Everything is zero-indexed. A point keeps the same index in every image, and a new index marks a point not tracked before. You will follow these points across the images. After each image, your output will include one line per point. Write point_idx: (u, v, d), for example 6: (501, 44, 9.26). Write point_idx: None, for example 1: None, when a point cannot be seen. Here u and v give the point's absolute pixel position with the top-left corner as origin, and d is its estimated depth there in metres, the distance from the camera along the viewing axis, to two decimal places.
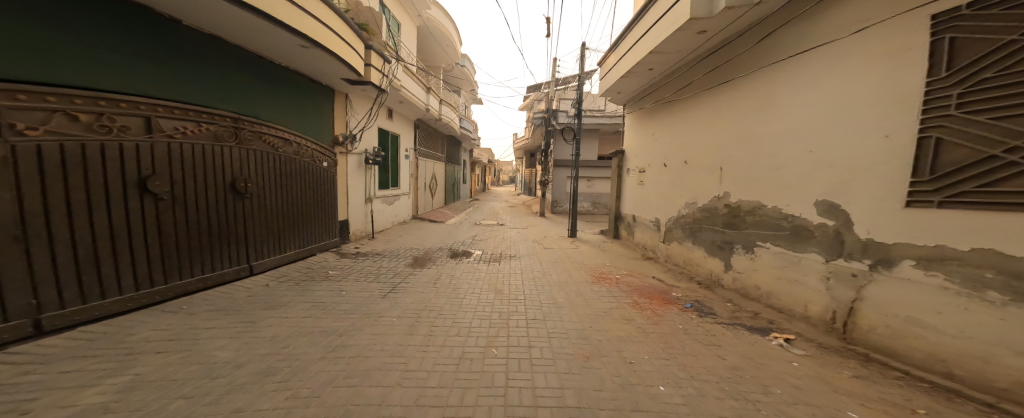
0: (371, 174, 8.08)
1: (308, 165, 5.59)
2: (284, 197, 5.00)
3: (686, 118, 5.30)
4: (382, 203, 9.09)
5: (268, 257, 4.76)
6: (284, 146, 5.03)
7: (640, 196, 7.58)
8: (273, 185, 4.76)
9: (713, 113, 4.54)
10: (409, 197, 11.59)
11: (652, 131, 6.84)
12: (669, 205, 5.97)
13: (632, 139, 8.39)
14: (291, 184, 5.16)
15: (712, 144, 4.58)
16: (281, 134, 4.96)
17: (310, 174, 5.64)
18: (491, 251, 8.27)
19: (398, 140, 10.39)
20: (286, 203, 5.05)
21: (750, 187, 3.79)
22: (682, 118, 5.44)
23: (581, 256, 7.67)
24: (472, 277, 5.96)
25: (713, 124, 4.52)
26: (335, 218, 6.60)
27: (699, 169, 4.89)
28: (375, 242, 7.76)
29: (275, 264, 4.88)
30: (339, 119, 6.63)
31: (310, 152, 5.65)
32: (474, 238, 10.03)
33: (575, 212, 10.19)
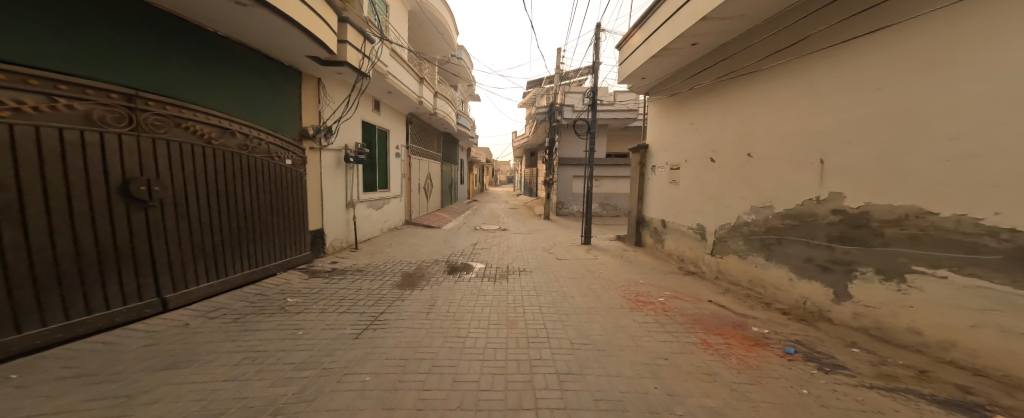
0: (353, 174, 6.81)
1: (262, 162, 4.33)
2: (222, 204, 3.74)
3: (753, 98, 4.10)
4: (368, 207, 7.81)
5: (196, 285, 3.49)
6: (223, 137, 3.78)
7: (672, 197, 6.40)
8: (201, 189, 3.50)
9: (807, 87, 3.34)
10: (401, 199, 10.31)
11: (691, 120, 5.65)
12: (719, 209, 4.78)
13: (657, 132, 7.21)
14: (235, 187, 3.91)
15: (803, 129, 3.37)
16: (217, 121, 3.70)
17: (265, 174, 4.38)
18: (495, 264, 7.03)
19: (387, 136, 9.12)
20: (225, 212, 3.78)
21: (896, 185, 2.59)
22: (746, 100, 4.25)
23: (603, 269, 6.44)
24: (475, 303, 4.71)
25: (809, 102, 3.32)
26: (304, 228, 5.32)
27: (776, 162, 3.70)
28: (357, 255, 6.50)
29: (208, 293, 3.60)
30: (309, 108, 5.37)
31: (266, 146, 4.40)
32: (474, 246, 8.77)
33: (589, 215, 8.97)
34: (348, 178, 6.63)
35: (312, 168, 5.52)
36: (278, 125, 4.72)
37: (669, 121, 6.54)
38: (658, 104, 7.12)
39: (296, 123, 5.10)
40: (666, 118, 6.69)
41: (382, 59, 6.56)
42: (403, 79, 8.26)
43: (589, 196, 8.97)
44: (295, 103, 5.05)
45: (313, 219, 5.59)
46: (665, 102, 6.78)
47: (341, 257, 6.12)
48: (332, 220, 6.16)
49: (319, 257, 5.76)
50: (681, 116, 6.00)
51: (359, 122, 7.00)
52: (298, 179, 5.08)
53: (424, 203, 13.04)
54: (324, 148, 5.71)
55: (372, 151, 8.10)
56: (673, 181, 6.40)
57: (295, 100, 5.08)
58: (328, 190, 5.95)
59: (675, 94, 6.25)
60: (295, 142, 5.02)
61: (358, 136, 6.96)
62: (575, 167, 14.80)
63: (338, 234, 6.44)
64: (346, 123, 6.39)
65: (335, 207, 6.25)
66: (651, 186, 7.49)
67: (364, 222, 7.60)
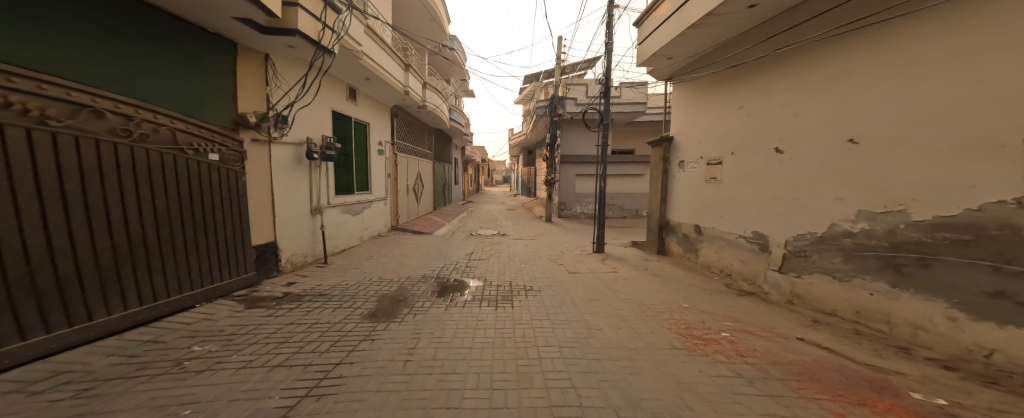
0: (322, 174, 5.56)
1: (158, 155, 3.05)
2: (71, 211, 2.47)
3: (861, 64, 2.96)
4: (342, 213, 6.53)
5: (18, 342, 2.23)
6: (77, 116, 2.53)
7: (710, 199, 5.22)
8: (23, 191, 2.24)
9: (995, 35, 2.20)
10: (385, 203, 9.03)
11: (739, 103, 4.49)
12: (788, 215, 3.62)
13: (687, 123, 6.02)
14: (102, 188, 2.64)
15: (988, 95, 2.22)
16: (63, 91, 2.45)
17: (164, 170, 3.09)
18: (495, 282, 5.80)
19: (367, 129, 7.86)
20: (79, 226, 2.51)
21: None
22: (845, 67, 3.09)
23: (629, 286, 5.26)
24: (469, 345, 3.46)
25: (1001, 56, 2.17)
26: (243, 241, 4.01)
27: (920, 146, 2.54)
28: (325, 272, 5.23)
29: (44, 352, 2.34)
30: (250, 88, 4.13)
31: (164, 132, 3.12)
32: (470, 257, 7.55)
33: (601, 219, 7.78)
34: (314, 178, 5.36)
35: (258, 164, 4.27)
36: (192, 107, 3.45)
37: (705, 108, 5.36)
38: (688, 91, 5.94)
39: (228, 107, 3.85)
40: (700, 105, 5.50)
41: (352, 35, 5.31)
42: (383, 65, 7.03)
43: (601, 197, 7.77)
44: (223, 81, 3.80)
45: (260, 230, 4.32)
46: (697, 87, 5.61)
47: (302, 276, 4.83)
48: (291, 231, 4.88)
49: (270, 278, 4.47)
50: (724, 98, 4.83)
51: (327, 110, 5.76)
52: (228, 179, 3.78)
53: (414, 206, 11.75)
54: (275, 141, 4.48)
55: (347, 147, 6.83)
56: (711, 179, 5.24)
57: (225, 78, 3.84)
58: (285, 192, 4.69)
59: (713, 76, 5.10)
60: (222, 129, 3.72)
61: (327, 127, 5.72)
62: (578, 165, 13.66)
63: (301, 247, 5.15)
64: (307, 110, 5.14)
65: (297, 214, 4.98)
66: (678, 187, 6.31)
67: (337, 230, 6.32)
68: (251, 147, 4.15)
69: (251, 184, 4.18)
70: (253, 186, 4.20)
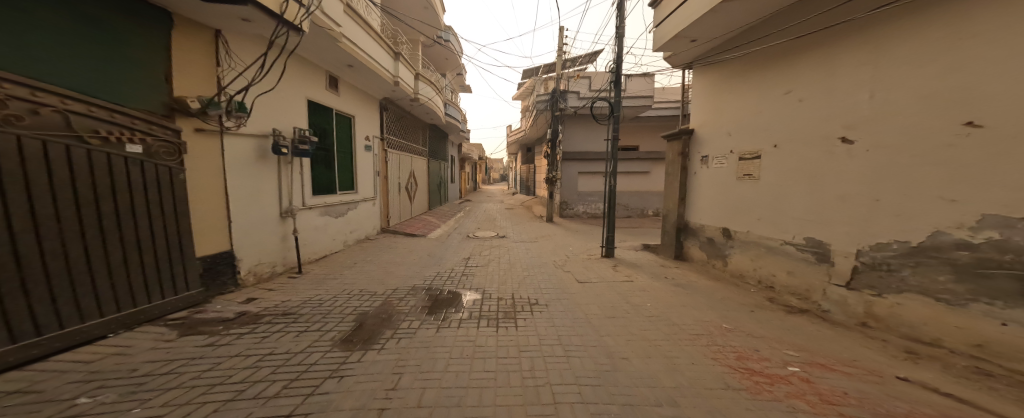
0: (296, 172, 4.81)
1: (38, 142, 2.28)
2: None
3: (989, 26, 2.27)
4: (322, 214, 5.79)
5: None
6: None
7: (744, 199, 4.52)
8: None
9: None
10: (374, 203, 8.28)
11: (786, 87, 3.80)
12: (864, 218, 2.93)
13: (712, 114, 5.31)
14: None
15: None
16: None
17: (49, 163, 2.33)
18: (496, 295, 5.08)
19: (352, 122, 7.10)
20: None
21: None
22: (961, 31, 2.40)
23: (652, 299, 4.56)
24: (465, 384, 2.72)
25: None
26: (183, 251, 3.25)
27: None
28: (298, 283, 4.48)
29: None
30: (192, 65, 3.37)
31: (49, 113, 2.35)
32: (467, 264, 6.83)
33: (611, 220, 7.05)
34: (285, 175, 4.60)
35: (206, 156, 3.52)
36: (99, 84, 2.68)
37: (737, 96, 4.67)
38: (713, 79, 5.25)
39: (159, 88, 3.10)
40: (731, 93, 4.81)
41: (329, 12, 4.57)
42: (369, 50, 6.28)
43: (611, 196, 7.04)
44: (153, 56, 3.05)
45: (210, 238, 3.57)
46: (726, 73, 4.91)
47: (268, 290, 4.06)
48: (255, 237, 4.13)
49: (225, 293, 3.71)
50: (765, 83, 4.13)
51: (301, 97, 4.99)
52: (158, 175, 3.02)
53: (407, 206, 10.98)
54: (228, 132, 3.71)
55: (328, 142, 6.08)
56: (743, 177, 4.55)
57: (156, 53, 3.08)
58: (245, 191, 3.94)
59: (749, 60, 4.41)
60: (147, 115, 2.97)
61: (300, 117, 4.97)
62: (581, 163, 12.97)
63: (269, 256, 4.40)
64: (272, 96, 4.37)
65: (263, 217, 4.23)
66: (701, 185, 5.61)
67: (315, 234, 5.55)
68: (193, 137, 3.39)
69: (197, 181, 3.42)
70: (199, 183, 3.44)
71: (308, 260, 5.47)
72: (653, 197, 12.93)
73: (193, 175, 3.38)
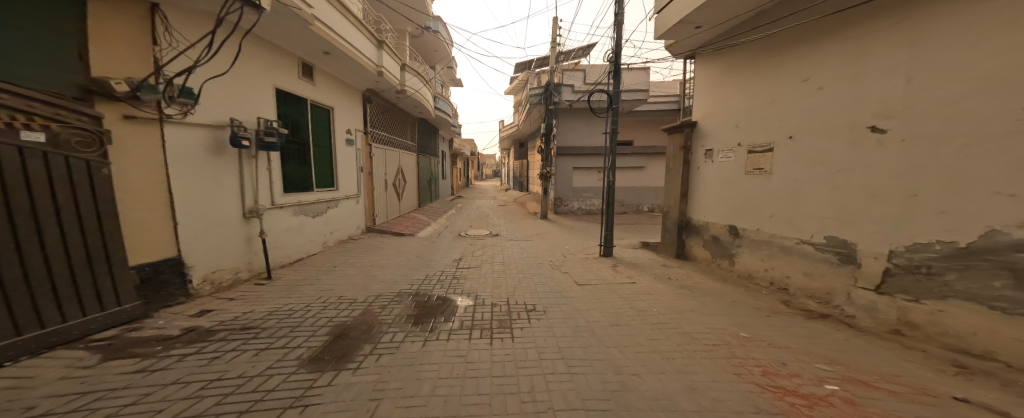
0: (262, 167, 4.37)
1: None
2: None
3: None
4: (297, 215, 5.36)
5: None
6: None
7: (754, 196, 4.22)
8: None
9: None
10: (357, 201, 7.82)
11: (805, 74, 3.48)
12: (900, 216, 2.64)
13: (716, 106, 4.99)
14: None
15: None
16: None
17: None
18: (488, 302, 4.75)
19: (330, 115, 6.63)
20: None
21: None
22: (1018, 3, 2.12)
23: (656, 303, 4.24)
24: (455, 411, 2.35)
25: None
26: (112, 260, 2.81)
27: None
28: (265, 291, 4.05)
29: None
30: (117, 41, 2.92)
31: None
32: (458, 266, 6.44)
33: (609, 219, 6.74)
34: (248, 171, 4.14)
35: (141, 148, 3.05)
36: None
37: (746, 85, 4.36)
38: (718, 68, 4.91)
39: (70, 67, 2.67)
40: (739, 83, 4.48)
41: None
42: (347, 36, 5.77)
43: (609, 193, 6.71)
44: (61, 29, 2.61)
45: (149, 242, 3.12)
46: (733, 61, 4.58)
47: (227, 301, 3.63)
48: (210, 240, 3.67)
49: (172, 306, 3.26)
50: (777, 70, 3.84)
51: (264, 84, 4.53)
52: (71, 170, 2.58)
53: (395, 204, 10.52)
54: (169, 121, 3.25)
55: (303, 136, 5.60)
56: (752, 171, 4.25)
57: (65, 25, 2.64)
58: (195, 189, 3.48)
59: (761, 45, 4.07)
60: (53, 98, 2.54)
61: (265, 106, 4.49)
62: (574, 158, 12.70)
63: (230, 261, 3.94)
64: (229, 82, 3.90)
65: (219, 218, 3.78)
66: (705, 181, 5.31)
67: (286, 236, 5.09)
68: (121, 125, 2.93)
69: (128, 177, 2.96)
70: (132, 179, 2.99)
71: (280, 264, 5.01)
72: (648, 193, 12.69)
73: (121, 169, 2.91)
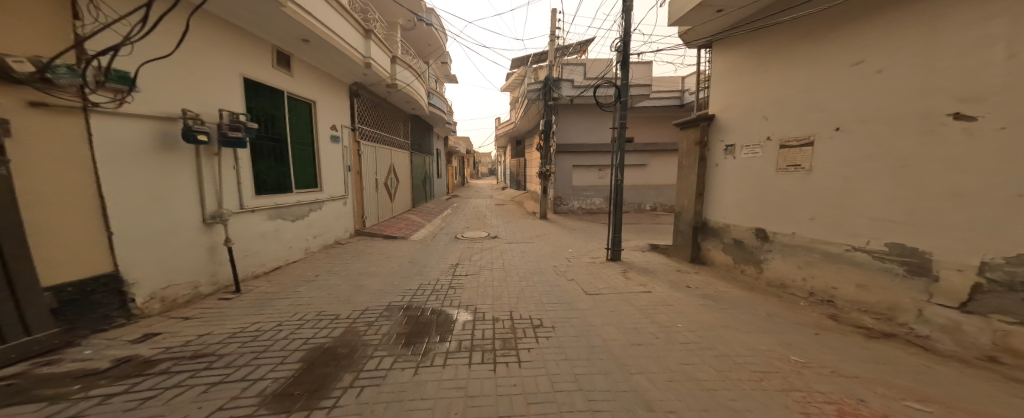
0: (227, 166, 3.88)
1: None
2: None
3: None
4: (272, 219, 4.79)
5: None
6: None
7: (781, 196, 3.75)
8: None
9: None
10: (344, 202, 7.25)
11: (858, 57, 3.00)
12: (1000, 222, 2.21)
13: (734, 97, 4.50)
14: None
15: None
16: None
17: None
18: (489, 317, 4.24)
19: (311, 110, 6.07)
20: None
21: None
22: None
23: (679, 316, 3.75)
24: None
25: None
26: (14, 280, 2.25)
27: None
28: (229, 308, 3.51)
29: None
30: (22, 8, 2.33)
31: None
32: (454, 274, 5.90)
33: (617, 220, 6.24)
34: (208, 170, 3.62)
35: (61, 141, 2.50)
36: None
37: (774, 73, 3.86)
38: (738, 54, 4.41)
39: None
40: (765, 70, 3.99)
41: None
42: (328, 22, 5.20)
43: (617, 193, 6.21)
44: None
45: (71, 256, 2.56)
46: (758, 46, 4.08)
47: (181, 321, 3.08)
48: (158, 251, 3.13)
49: (106, 330, 2.72)
50: (818, 52, 3.35)
51: (226, 72, 4.00)
52: None
53: (387, 205, 9.95)
54: (95, 110, 2.66)
55: (278, 131, 5.05)
56: (782, 168, 3.74)
57: None
58: (138, 191, 2.95)
59: (796, 26, 3.58)
60: None
61: (228, 97, 3.97)
62: (573, 156, 12.29)
63: (185, 274, 3.40)
64: (179, 67, 3.34)
65: (171, 225, 3.24)
66: (715, 180, 4.84)
67: (260, 243, 4.53)
68: (29, 113, 2.35)
69: (37, 176, 2.39)
70: (44, 179, 2.42)
71: (251, 275, 4.43)
72: (651, 192, 12.22)
73: (27, 166, 2.34)
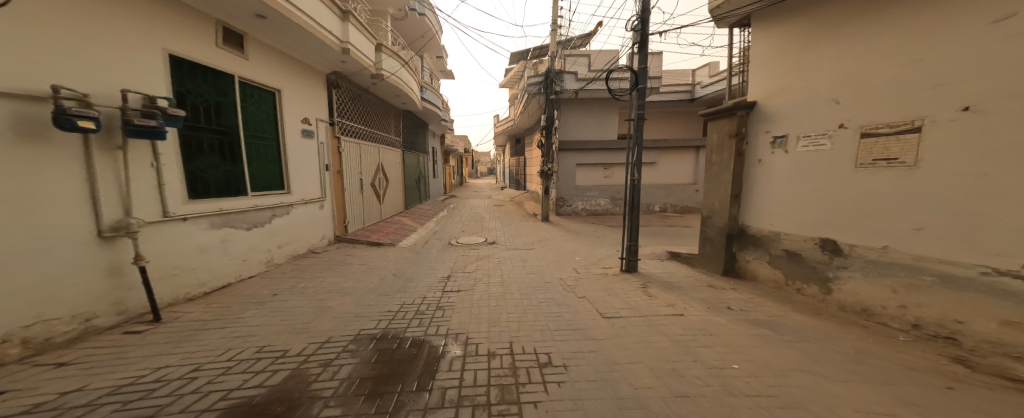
0: (138, 165, 3.18)
1: None
2: None
3: None
4: (215, 230, 3.97)
5: None
6: None
7: (858, 198, 2.91)
8: None
9: None
10: (320, 206, 6.36)
11: (1006, 10, 2.20)
12: None
13: (775, 78, 3.66)
14: None
15: None
16: None
17: None
18: (482, 351, 3.36)
19: (273, 98, 5.18)
20: None
21: None
22: None
23: (729, 352, 2.75)
24: None
25: None
26: None
27: None
28: (128, 348, 2.80)
29: None
30: None
31: None
32: (443, 290, 5.01)
33: (634, 225, 5.32)
34: (104, 175, 2.92)
35: None
36: None
37: (850, 41, 2.98)
38: (789, 23, 3.52)
39: None
40: (837, 39, 3.09)
41: None
42: None
43: (633, 194, 5.30)
44: None
45: None
46: (824, 9, 3.19)
47: (49, 369, 2.43)
48: (16, 279, 2.45)
49: None
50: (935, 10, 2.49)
51: (141, 49, 3.25)
52: None
53: (374, 207, 9.05)
54: None
55: (225, 122, 4.22)
56: (861, 163, 2.89)
57: None
58: None
59: None
60: None
61: (138, 77, 3.21)
62: (577, 153, 11.43)
63: (63, 307, 2.69)
64: (50, 33, 2.60)
65: (40, 247, 2.57)
66: (753, 176, 3.95)
67: (196, 258, 3.75)
68: None
69: None
70: None
71: (182, 298, 3.63)
72: (661, 191, 11.31)
73: None
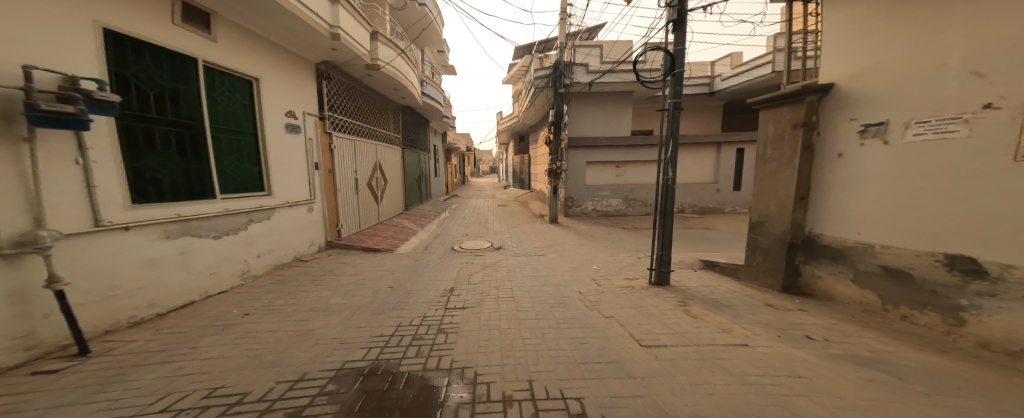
0: (54, 161, 2.49)
1: None
2: None
3: None
4: (170, 240, 3.27)
5: None
6: None
7: (1023, 202, 2.17)
8: None
9: None
10: (307, 209, 5.65)
11: None
12: None
13: (867, 53, 2.94)
14: None
15: None
16: None
17: None
18: (496, 395, 2.63)
19: (250, 88, 4.49)
20: None
21: None
22: None
23: (841, 407, 2.03)
24: None
25: None
26: None
27: None
28: (36, 395, 2.13)
29: None
30: None
31: None
32: (446, 307, 4.30)
33: (667, 231, 4.58)
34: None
35: None
36: None
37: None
38: None
39: None
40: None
41: None
42: None
43: (665, 196, 4.55)
44: None
45: None
46: None
47: None
48: None
49: None
50: None
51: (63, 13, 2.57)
52: None
53: (371, 209, 8.35)
54: None
55: (184, 112, 3.52)
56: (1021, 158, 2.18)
57: None
58: None
59: None
60: None
61: (52, 49, 2.52)
62: (587, 150, 10.73)
63: None
64: None
65: None
66: (832, 174, 3.21)
67: (145, 274, 3.06)
68: None
69: None
70: None
71: (124, 323, 2.93)
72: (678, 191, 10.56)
73: None
